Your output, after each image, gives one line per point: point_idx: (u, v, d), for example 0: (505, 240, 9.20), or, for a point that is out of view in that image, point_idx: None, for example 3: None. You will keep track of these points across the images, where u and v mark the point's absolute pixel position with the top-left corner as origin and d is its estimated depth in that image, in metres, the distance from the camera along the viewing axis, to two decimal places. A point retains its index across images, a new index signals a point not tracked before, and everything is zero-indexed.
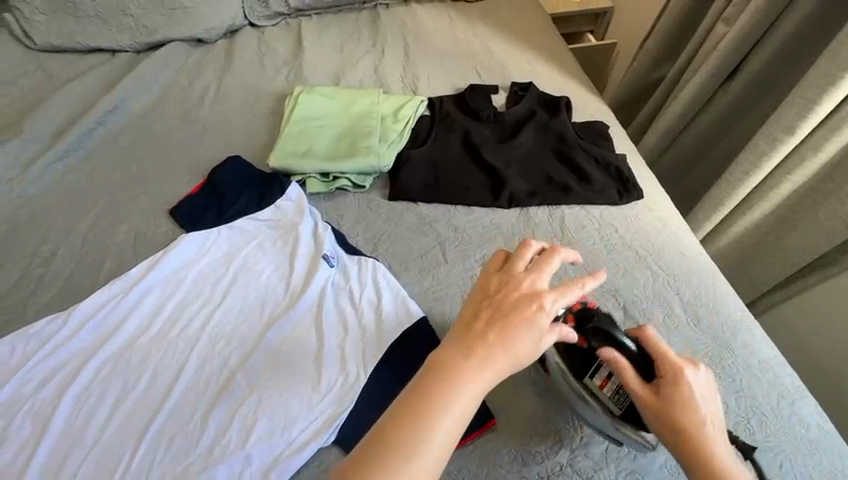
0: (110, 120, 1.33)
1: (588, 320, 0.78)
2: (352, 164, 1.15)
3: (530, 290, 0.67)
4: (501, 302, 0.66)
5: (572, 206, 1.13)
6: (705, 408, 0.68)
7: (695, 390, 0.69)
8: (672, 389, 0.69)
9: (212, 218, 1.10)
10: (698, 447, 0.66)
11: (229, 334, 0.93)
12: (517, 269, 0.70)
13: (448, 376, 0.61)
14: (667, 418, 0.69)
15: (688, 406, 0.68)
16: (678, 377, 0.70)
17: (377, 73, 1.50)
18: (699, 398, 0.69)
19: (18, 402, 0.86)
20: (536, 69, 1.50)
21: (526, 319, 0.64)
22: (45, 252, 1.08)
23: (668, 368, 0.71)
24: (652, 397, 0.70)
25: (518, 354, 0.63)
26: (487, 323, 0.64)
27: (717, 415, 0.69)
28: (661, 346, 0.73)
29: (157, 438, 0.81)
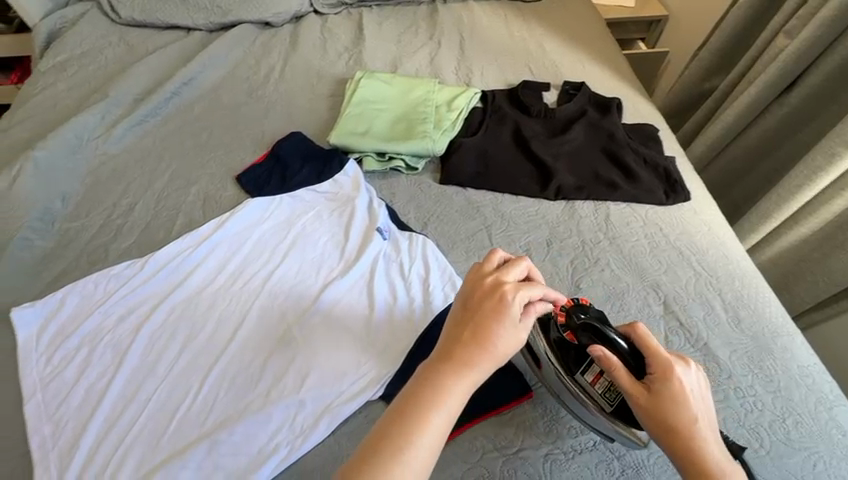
0: (185, 91, 1.43)
1: (578, 316, 0.79)
2: (408, 146, 1.21)
3: (492, 289, 0.70)
4: (471, 306, 0.70)
5: (618, 202, 1.16)
6: (695, 406, 0.68)
7: (685, 388, 0.68)
8: (663, 387, 0.68)
9: (275, 186, 1.18)
10: (692, 446, 0.66)
11: (287, 291, 1.00)
12: (481, 271, 0.74)
13: (434, 379, 0.64)
14: (659, 418, 0.68)
15: (680, 404, 0.67)
16: (669, 376, 0.69)
17: (432, 63, 1.55)
18: (690, 396, 0.68)
19: (100, 332, 0.95)
20: (588, 70, 1.53)
21: (495, 318, 0.68)
22: (125, 205, 1.18)
23: (656, 367, 0.70)
24: (644, 396, 0.69)
25: (494, 350, 0.67)
26: (461, 328, 0.68)
27: (709, 413, 0.69)
28: (649, 343, 0.72)
29: (221, 377, 0.89)
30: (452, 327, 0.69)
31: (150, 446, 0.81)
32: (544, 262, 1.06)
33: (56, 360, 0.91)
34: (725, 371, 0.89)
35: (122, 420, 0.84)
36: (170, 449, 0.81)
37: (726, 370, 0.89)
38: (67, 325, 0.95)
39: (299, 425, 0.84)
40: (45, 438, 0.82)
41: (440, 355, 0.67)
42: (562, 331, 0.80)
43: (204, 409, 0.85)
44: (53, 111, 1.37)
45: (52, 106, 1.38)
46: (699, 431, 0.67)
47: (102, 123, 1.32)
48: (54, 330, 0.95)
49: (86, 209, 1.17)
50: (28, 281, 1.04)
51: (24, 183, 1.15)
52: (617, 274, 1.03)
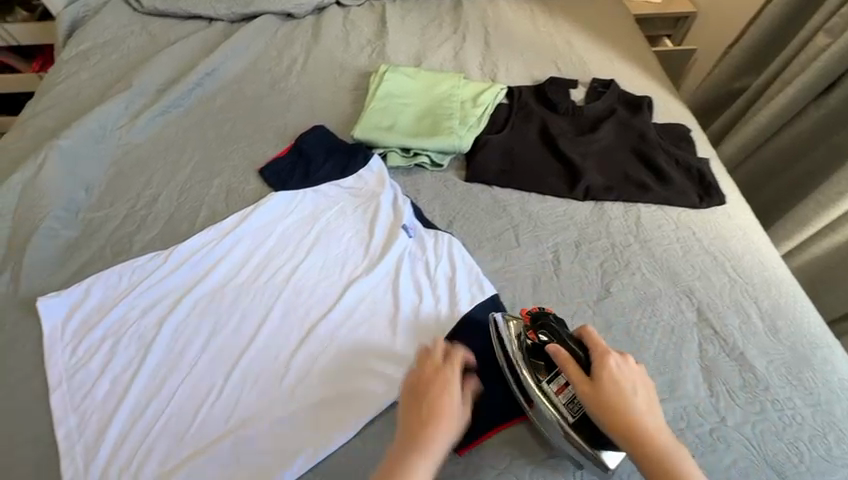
0: (207, 82, 1.42)
1: (541, 319, 0.83)
2: (434, 142, 1.19)
3: (437, 371, 0.76)
4: (421, 388, 0.74)
5: (649, 204, 1.13)
6: (635, 391, 0.73)
7: (622, 373, 0.75)
8: (604, 373, 0.74)
9: (298, 180, 1.16)
10: (635, 427, 0.70)
11: (311, 288, 0.99)
12: (422, 355, 0.79)
13: (404, 461, 0.66)
14: (605, 403, 0.72)
15: (619, 387, 0.73)
16: (609, 366, 0.75)
17: (457, 58, 1.52)
18: (627, 380, 0.74)
19: (125, 323, 0.94)
20: (617, 67, 1.49)
21: (445, 398, 0.73)
22: (148, 196, 1.17)
23: (597, 356, 0.76)
24: (589, 383, 0.73)
25: (451, 425, 0.71)
26: (416, 410, 0.72)
27: (648, 397, 0.74)
28: (590, 337, 0.79)
29: (246, 372, 0.88)
30: (408, 408, 0.72)
31: (175, 441, 0.81)
32: (572, 264, 1.04)
33: (81, 351, 0.91)
34: (763, 382, 0.86)
35: (148, 413, 0.83)
36: (194, 445, 0.81)
37: (764, 381, 0.86)
38: (91, 316, 0.95)
39: (324, 424, 0.83)
40: (71, 430, 0.82)
41: (405, 435, 0.69)
42: (525, 333, 0.83)
43: (229, 405, 0.85)
44: (76, 100, 1.36)
45: (75, 94, 1.38)
46: (641, 412, 0.71)
47: (126, 113, 1.32)
48: (79, 320, 0.94)
49: (110, 199, 1.16)
50: (53, 271, 1.03)
51: (49, 172, 1.15)
52: (648, 278, 1.01)
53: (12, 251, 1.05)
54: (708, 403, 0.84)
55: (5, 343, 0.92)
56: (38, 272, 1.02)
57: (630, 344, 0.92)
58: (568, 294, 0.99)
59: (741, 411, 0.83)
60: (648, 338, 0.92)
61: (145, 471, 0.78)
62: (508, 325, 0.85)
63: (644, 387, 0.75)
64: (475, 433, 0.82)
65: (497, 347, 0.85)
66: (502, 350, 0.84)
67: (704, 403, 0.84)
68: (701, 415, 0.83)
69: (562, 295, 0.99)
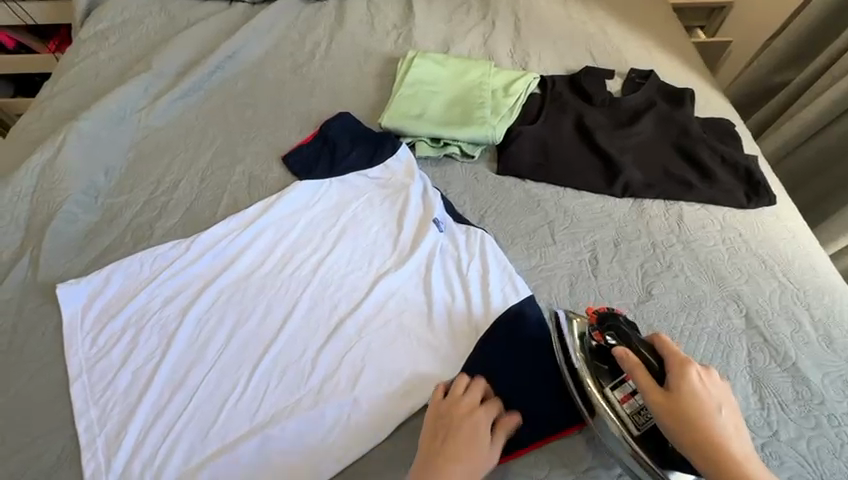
0: (228, 65, 1.37)
1: (609, 321, 0.80)
2: (467, 132, 1.14)
3: (470, 409, 0.75)
4: (452, 422, 0.74)
5: (692, 203, 1.08)
6: (718, 407, 0.67)
7: (703, 387, 0.68)
8: (680, 384, 0.68)
9: (324, 169, 1.12)
10: (717, 446, 0.63)
11: (338, 281, 0.95)
12: (457, 389, 0.78)
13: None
14: (681, 417, 0.65)
15: (697, 400, 0.66)
16: (686, 377, 0.68)
17: (486, 45, 1.45)
18: (709, 395, 0.68)
19: (146, 314, 0.91)
20: (655, 58, 1.41)
21: (475, 438, 0.73)
22: (169, 182, 1.13)
23: (673, 365, 0.70)
24: (663, 393, 0.68)
25: (476, 463, 0.71)
26: (443, 443, 0.72)
27: (732, 416, 0.67)
28: (665, 345, 0.73)
29: (271, 368, 0.85)
30: (435, 440, 0.72)
31: (199, 437, 0.78)
32: (611, 264, 0.99)
33: (101, 342, 0.88)
34: (817, 396, 0.82)
35: (170, 407, 0.80)
36: (219, 442, 0.77)
37: (818, 394, 0.83)
38: (111, 305, 0.92)
39: (353, 424, 0.79)
40: (92, 422, 0.79)
41: (431, 465, 0.69)
42: (592, 333, 0.81)
43: (254, 401, 0.81)
44: (95, 81, 1.32)
45: (94, 75, 1.34)
46: (724, 430, 0.65)
47: (146, 95, 1.28)
48: (99, 309, 0.91)
49: (129, 184, 1.13)
50: (72, 256, 1.00)
51: (68, 154, 1.12)
52: (692, 281, 0.96)
53: (30, 235, 1.02)
54: (759, 416, 0.80)
55: (24, 331, 0.89)
56: (57, 257, 0.99)
57: None
58: (607, 296, 0.94)
59: (795, 426, 0.79)
60: (693, 345, 0.88)
61: (168, 468, 0.75)
62: (573, 324, 0.84)
63: (728, 406, 0.68)
64: (509, 444, 0.78)
65: (556, 345, 0.83)
66: (561, 348, 0.82)
67: (755, 415, 0.80)
68: (752, 428, 0.79)
69: (600, 297, 0.94)
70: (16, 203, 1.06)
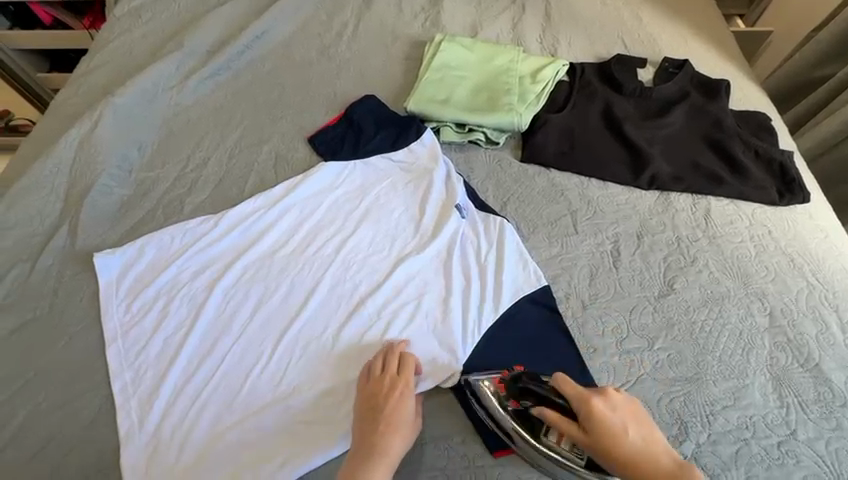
0: (257, 44, 1.38)
1: (512, 382, 0.76)
2: (492, 119, 1.13)
3: (392, 385, 0.78)
4: (376, 404, 0.76)
5: (721, 198, 1.06)
6: (628, 428, 0.68)
7: (609, 414, 0.69)
8: (589, 418, 0.68)
9: (348, 151, 1.13)
10: (645, 467, 0.65)
11: (360, 262, 0.97)
12: (377, 370, 0.80)
13: (363, 475, 0.69)
14: (604, 451, 0.66)
15: (611, 431, 0.67)
16: (597, 413, 0.68)
17: (515, 29, 1.42)
18: (612, 417, 0.68)
19: (176, 285, 0.95)
20: (692, 48, 1.37)
21: (401, 414, 0.75)
22: (198, 158, 1.16)
23: (576, 402, 0.70)
24: (582, 436, 0.68)
25: (406, 433, 0.75)
26: (372, 425, 0.74)
27: (644, 429, 0.69)
28: (564, 384, 0.72)
29: (294, 341, 0.88)
30: (364, 423, 0.75)
31: (225, 403, 0.82)
32: (633, 257, 0.98)
33: (134, 309, 0.92)
34: (840, 398, 0.82)
35: (198, 375, 0.84)
36: (243, 410, 0.81)
37: (841, 396, 0.82)
38: (144, 275, 0.96)
39: None
40: (127, 384, 0.84)
41: (363, 449, 0.72)
42: (502, 398, 0.77)
43: (277, 373, 0.84)
44: (130, 58, 1.36)
45: (127, 52, 1.37)
46: (643, 446, 0.67)
47: (177, 73, 1.30)
48: (134, 278, 0.96)
49: (161, 160, 1.16)
50: (107, 227, 1.05)
51: (103, 129, 1.15)
52: (716, 277, 0.95)
53: (69, 206, 1.07)
54: (777, 414, 0.80)
55: (64, 295, 0.95)
56: (94, 228, 1.04)
57: (693, 345, 0.86)
58: (627, 288, 0.93)
59: (814, 426, 0.79)
60: (713, 341, 0.87)
61: (196, 431, 0.79)
62: (484, 387, 0.78)
63: (634, 418, 0.70)
64: None
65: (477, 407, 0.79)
66: (485, 410, 0.78)
67: (774, 413, 0.80)
68: (769, 426, 0.78)
69: (620, 289, 0.93)
70: (55, 174, 1.10)
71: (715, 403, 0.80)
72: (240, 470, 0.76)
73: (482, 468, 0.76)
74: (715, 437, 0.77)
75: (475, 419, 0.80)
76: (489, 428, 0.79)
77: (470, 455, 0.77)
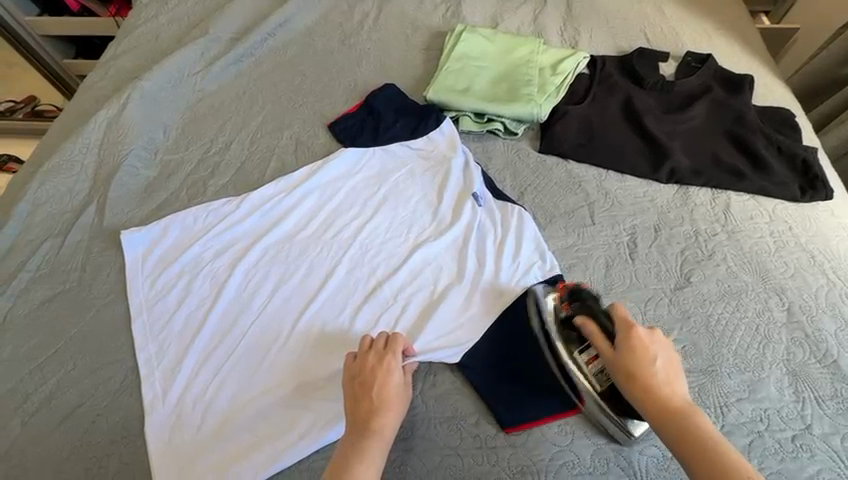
0: (279, 33, 1.40)
1: (575, 291, 0.82)
2: (511, 108, 1.14)
3: (380, 359, 0.76)
4: (365, 379, 0.74)
5: (742, 193, 1.05)
6: (658, 358, 0.70)
7: (648, 342, 0.71)
8: (627, 337, 0.72)
9: (368, 137, 1.15)
10: (659, 395, 0.67)
11: (379, 245, 0.99)
12: (364, 345, 0.79)
13: (358, 456, 0.67)
14: (626, 370, 0.69)
15: (642, 354, 0.70)
16: (637, 338, 0.71)
17: (536, 21, 1.42)
18: (650, 349, 0.71)
19: (199, 264, 0.97)
20: (716, 43, 1.35)
21: (391, 389, 0.73)
22: (221, 142, 1.19)
23: (621, 324, 0.74)
24: (612, 351, 0.72)
25: (400, 406, 0.73)
26: (365, 401, 0.72)
27: (672, 371, 0.69)
28: (618, 309, 0.76)
29: (312, 321, 0.90)
30: (357, 397, 0.73)
31: (245, 377, 0.84)
32: (650, 249, 0.98)
33: (159, 285, 0.95)
34: None
35: (219, 351, 0.87)
36: (262, 384, 0.83)
37: None
38: (168, 254, 0.99)
39: None
40: (151, 356, 0.87)
41: (360, 424, 0.70)
42: (559, 304, 0.83)
43: (295, 351, 0.86)
44: (155, 44, 1.39)
45: (153, 39, 1.40)
46: (662, 382, 0.68)
47: (201, 59, 1.33)
48: (158, 255, 0.99)
49: (185, 142, 1.19)
50: (132, 206, 1.07)
51: (131, 111, 1.19)
52: (734, 271, 0.94)
53: (97, 185, 1.10)
54: (792, 408, 0.79)
55: (91, 270, 0.98)
56: (120, 206, 1.07)
57: (709, 337, 0.86)
58: (643, 280, 0.94)
59: (830, 421, 0.78)
60: (729, 334, 0.87)
61: (216, 403, 0.81)
62: (543, 298, 0.85)
63: (670, 359, 0.71)
64: (528, 416, 0.79)
65: (533, 318, 0.85)
66: (537, 320, 0.84)
67: (789, 407, 0.79)
68: (784, 420, 0.78)
69: (637, 280, 0.94)
70: (84, 154, 1.13)
71: (729, 395, 0.80)
72: (258, 442, 0.78)
73: (493, 449, 0.77)
74: (729, 428, 0.77)
75: (487, 402, 0.80)
76: (499, 412, 0.79)
77: (482, 435, 0.78)
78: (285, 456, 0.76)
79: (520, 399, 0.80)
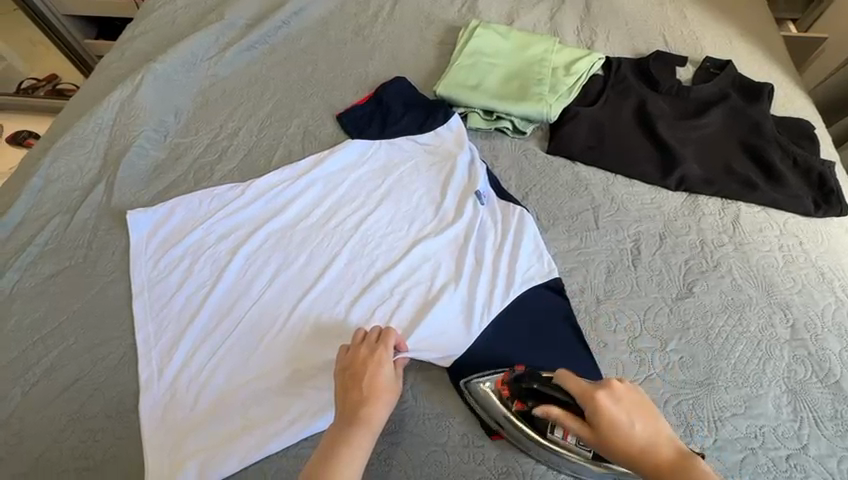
0: (294, 21, 1.40)
1: (516, 384, 0.74)
2: (520, 107, 1.12)
3: (373, 352, 0.76)
4: (357, 370, 0.75)
5: (752, 205, 1.03)
6: (634, 421, 0.64)
7: (613, 403, 0.65)
8: (594, 411, 0.65)
9: (375, 130, 1.15)
10: (652, 458, 0.61)
11: (380, 239, 0.99)
12: (357, 337, 0.79)
13: (345, 446, 0.67)
14: (613, 448, 0.63)
15: (616, 420, 0.64)
16: (597, 402, 0.65)
17: (553, 19, 1.40)
18: (619, 413, 0.64)
19: (202, 247, 0.98)
20: (737, 49, 1.32)
21: (382, 382, 0.73)
22: (230, 128, 1.20)
23: (578, 396, 0.67)
24: (586, 428, 0.65)
25: (390, 398, 0.73)
26: (355, 391, 0.72)
27: (650, 422, 0.64)
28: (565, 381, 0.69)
29: (308, 310, 0.90)
30: (346, 387, 0.73)
31: (239, 361, 0.85)
32: (653, 257, 0.96)
33: (161, 266, 0.96)
34: None
35: (215, 335, 0.88)
36: (256, 369, 0.84)
37: None
38: (173, 235, 1.00)
39: None
40: (150, 335, 0.88)
41: (345, 414, 0.70)
42: (507, 401, 0.75)
43: (289, 340, 0.87)
44: (172, 27, 1.40)
45: (170, 22, 1.41)
46: (646, 441, 0.62)
47: (216, 44, 1.33)
48: (162, 236, 1.00)
49: (195, 126, 1.20)
50: (140, 187, 1.09)
51: (144, 94, 1.20)
52: (739, 284, 0.92)
53: (107, 164, 1.12)
54: (789, 427, 0.78)
55: (97, 248, 1.00)
56: (129, 187, 1.08)
57: (708, 349, 0.85)
58: (644, 288, 0.92)
59: (828, 443, 0.76)
60: (729, 347, 0.85)
61: (210, 385, 0.83)
62: (486, 394, 0.77)
63: (643, 414, 0.65)
64: None
65: (483, 415, 0.77)
66: (489, 417, 0.76)
67: (786, 425, 0.78)
68: (779, 438, 0.77)
69: (638, 288, 0.92)
70: (96, 133, 1.15)
71: (725, 409, 0.79)
72: (249, 426, 0.79)
73: (480, 448, 0.76)
74: (721, 443, 0.76)
75: (477, 401, 0.80)
76: None
77: (470, 435, 0.78)
78: (274, 443, 0.77)
79: None
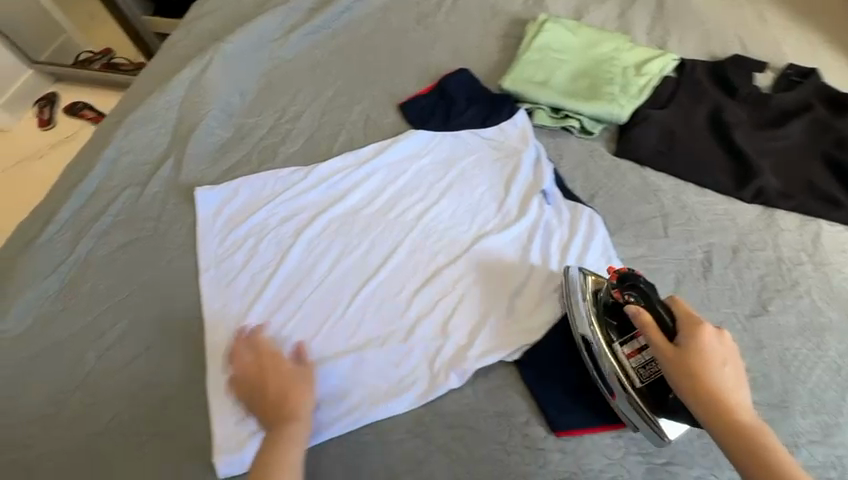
0: (358, 7, 1.39)
1: (629, 278, 0.76)
2: (590, 106, 1.09)
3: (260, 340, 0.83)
4: (265, 367, 0.80)
5: (834, 224, 0.97)
6: (722, 366, 0.66)
7: (713, 342, 0.67)
8: (689, 337, 0.68)
9: (438, 122, 1.13)
10: (718, 395, 0.63)
11: (442, 232, 0.98)
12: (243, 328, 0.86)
13: (276, 448, 0.71)
14: (686, 370, 0.65)
15: (704, 354, 0.66)
16: (698, 333, 0.68)
17: (623, 17, 1.35)
18: (714, 351, 0.67)
19: (265, 228, 1.00)
20: (821, 56, 1.24)
21: (293, 379, 0.79)
22: (293, 111, 1.21)
23: (682, 321, 0.70)
24: (672, 346, 0.68)
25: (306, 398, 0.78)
26: (271, 390, 0.77)
27: (736, 374, 0.66)
28: (677, 303, 0.73)
29: (369, 299, 0.90)
30: (259, 392, 0.78)
31: (302, 343, 0.86)
32: (726, 271, 0.92)
33: (227, 244, 0.98)
34: None
35: (278, 316, 0.89)
36: (318, 352, 0.85)
37: None
38: (238, 213, 1.02)
39: (437, 364, 0.83)
40: (216, 310, 0.90)
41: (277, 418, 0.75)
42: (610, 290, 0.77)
43: (350, 327, 0.87)
44: (237, 7, 1.41)
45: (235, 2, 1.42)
46: (723, 383, 0.64)
47: (280, 27, 1.34)
48: (228, 214, 1.02)
49: (259, 107, 1.21)
50: (206, 165, 1.11)
51: (212, 73, 1.22)
52: (818, 305, 0.88)
53: (175, 140, 1.14)
54: None
55: (165, 221, 1.02)
56: (196, 164, 1.11)
57: (783, 371, 0.81)
58: (715, 302, 0.89)
59: None
60: (806, 371, 0.81)
61: None
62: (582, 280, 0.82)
63: (734, 366, 0.67)
64: (578, 422, 0.77)
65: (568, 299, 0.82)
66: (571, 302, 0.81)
67: None
68: None
69: (708, 302, 0.89)
70: (166, 109, 1.18)
71: (800, 435, 0.76)
72: None
73: (542, 450, 0.76)
74: None
75: (539, 403, 0.79)
76: (549, 414, 0.78)
77: (531, 436, 0.77)
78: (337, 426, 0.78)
79: (571, 404, 0.78)
